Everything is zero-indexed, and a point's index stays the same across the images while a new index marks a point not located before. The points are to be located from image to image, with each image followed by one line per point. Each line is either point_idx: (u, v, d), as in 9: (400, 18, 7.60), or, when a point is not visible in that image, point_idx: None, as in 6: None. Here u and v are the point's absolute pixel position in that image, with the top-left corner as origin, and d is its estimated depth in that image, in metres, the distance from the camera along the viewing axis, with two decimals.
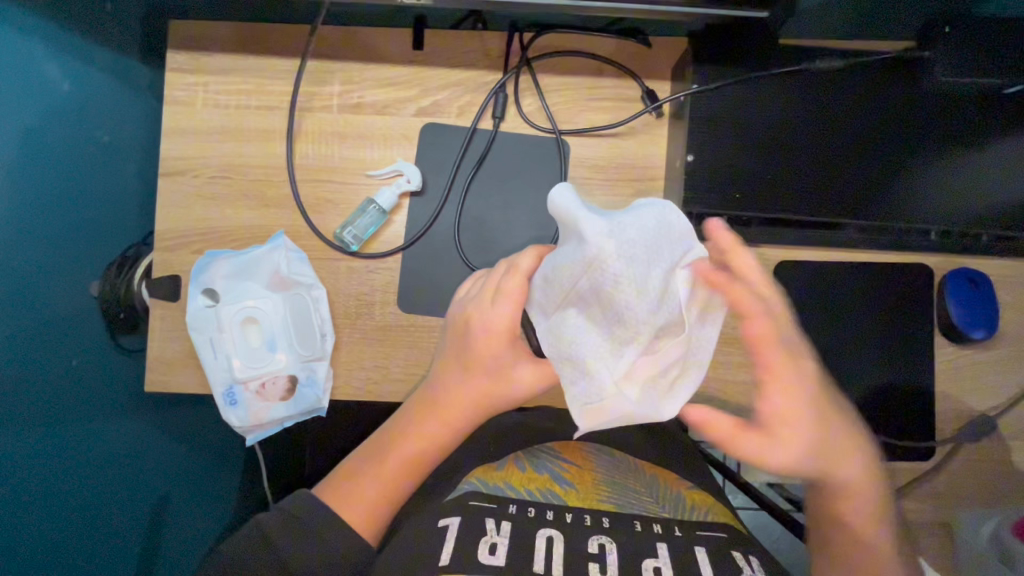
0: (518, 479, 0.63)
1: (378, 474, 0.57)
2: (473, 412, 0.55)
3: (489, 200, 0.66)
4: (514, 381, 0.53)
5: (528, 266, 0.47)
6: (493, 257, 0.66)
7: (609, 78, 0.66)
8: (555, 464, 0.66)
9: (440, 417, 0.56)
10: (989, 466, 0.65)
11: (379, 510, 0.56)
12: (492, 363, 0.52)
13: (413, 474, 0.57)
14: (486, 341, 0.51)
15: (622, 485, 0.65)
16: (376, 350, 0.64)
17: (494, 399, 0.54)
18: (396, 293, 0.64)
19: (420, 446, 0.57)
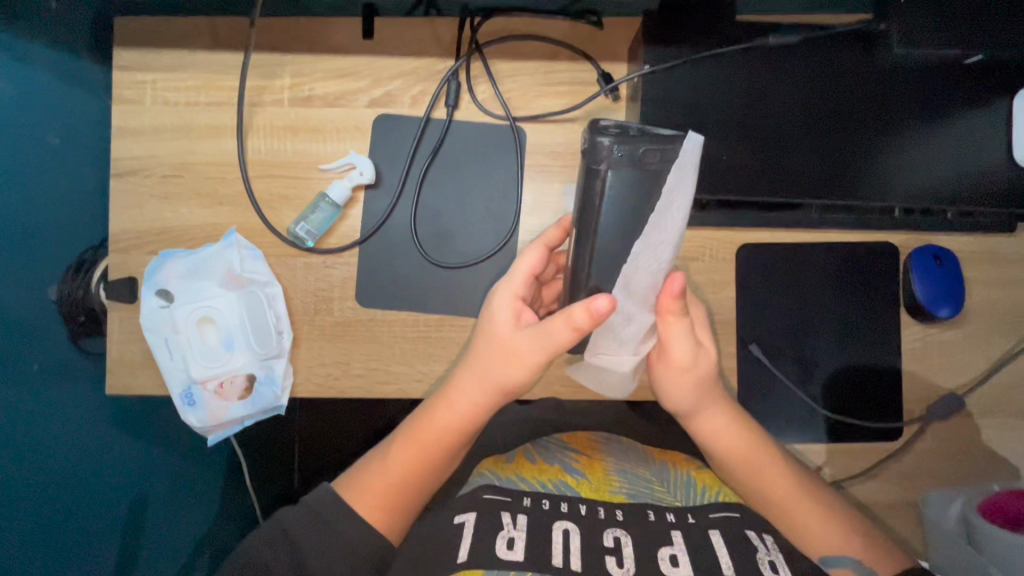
0: (531, 469, 0.65)
1: (387, 467, 0.56)
2: (487, 390, 0.55)
3: (445, 190, 0.65)
4: (519, 360, 0.52)
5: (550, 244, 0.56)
6: (449, 248, 0.65)
7: (563, 62, 0.64)
8: (564, 455, 0.68)
9: (447, 402, 0.56)
10: (959, 445, 0.65)
11: (392, 503, 0.56)
12: (498, 345, 0.53)
13: (423, 463, 0.56)
14: (490, 313, 0.54)
15: (633, 473, 0.65)
16: (337, 345, 0.64)
17: (502, 372, 0.53)
18: (354, 288, 0.64)
19: (428, 430, 0.56)
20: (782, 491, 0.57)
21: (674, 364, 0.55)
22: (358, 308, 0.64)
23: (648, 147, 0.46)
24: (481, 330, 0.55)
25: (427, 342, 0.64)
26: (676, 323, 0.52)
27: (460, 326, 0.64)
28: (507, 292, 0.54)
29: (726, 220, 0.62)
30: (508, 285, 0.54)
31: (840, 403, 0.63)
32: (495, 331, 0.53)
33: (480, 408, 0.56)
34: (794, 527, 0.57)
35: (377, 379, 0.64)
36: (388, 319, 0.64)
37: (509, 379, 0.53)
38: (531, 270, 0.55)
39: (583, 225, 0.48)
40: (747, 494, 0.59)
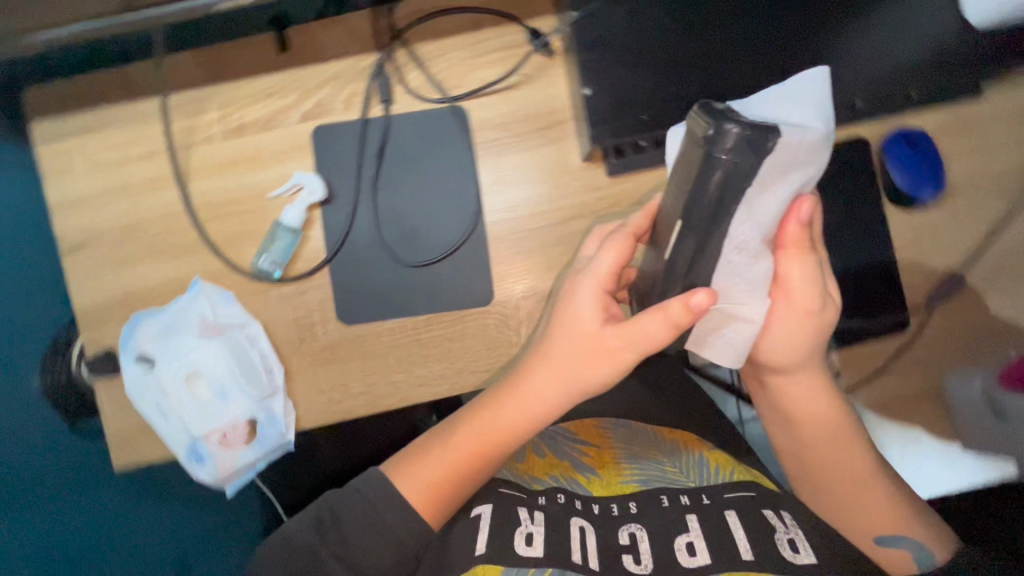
0: (542, 464, 0.64)
1: (447, 456, 0.54)
2: (564, 391, 0.52)
3: (401, 188, 0.63)
4: (586, 352, 0.50)
5: (637, 224, 0.53)
6: (420, 246, 0.63)
7: (488, 29, 0.62)
8: (574, 446, 0.66)
9: (519, 400, 0.53)
10: (971, 321, 0.63)
11: (441, 498, 0.54)
12: (570, 334, 0.51)
13: (481, 462, 0.54)
14: (573, 305, 0.52)
15: (645, 459, 0.64)
16: (331, 369, 0.62)
17: (586, 371, 0.50)
18: (333, 308, 0.62)
19: (494, 427, 0.54)
20: (835, 464, 0.55)
21: (782, 301, 0.48)
22: (344, 327, 0.62)
23: (770, 142, 0.35)
24: (560, 324, 0.52)
25: (420, 344, 0.63)
26: (801, 259, 0.46)
27: (450, 320, 0.63)
28: (590, 283, 0.51)
29: None
30: (597, 270, 0.51)
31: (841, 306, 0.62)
32: (580, 327, 0.51)
33: (553, 412, 0.53)
34: (842, 515, 0.55)
35: (380, 394, 0.63)
36: (376, 331, 0.62)
37: (589, 378, 0.50)
38: (620, 258, 0.51)
39: (692, 223, 0.41)
40: (809, 440, 0.55)
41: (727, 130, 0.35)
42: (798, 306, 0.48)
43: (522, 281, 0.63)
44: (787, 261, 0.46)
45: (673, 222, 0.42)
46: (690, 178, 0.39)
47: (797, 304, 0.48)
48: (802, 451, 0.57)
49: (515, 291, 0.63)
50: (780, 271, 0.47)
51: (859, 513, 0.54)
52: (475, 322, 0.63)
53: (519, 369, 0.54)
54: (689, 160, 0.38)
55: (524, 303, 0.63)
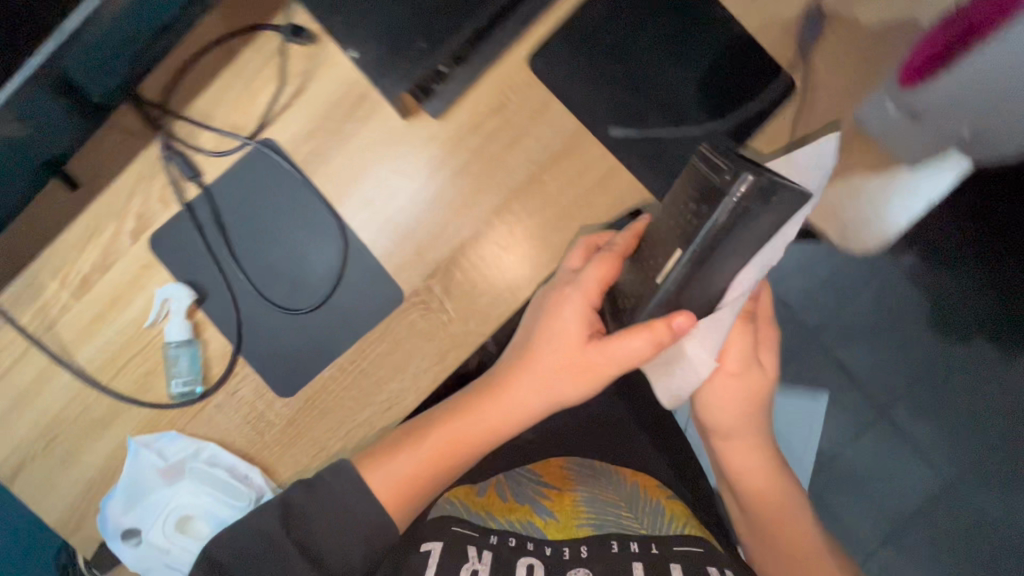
0: (501, 506, 0.69)
1: (424, 454, 0.57)
2: (547, 397, 0.57)
3: (258, 247, 0.60)
4: (546, 361, 0.56)
5: (624, 240, 0.55)
6: (307, 288, 0.60)
7: (244, 52, 0.58)
8: (536, 488, 0.71)
9: (491, 411, 0.58)
10: (853, 46, 0.57)
11: (415, 493, 0.57)
12: (539, 341, 0.57)
13: (452, 459, 0.58)
14: (558, 316, 0.56)
15: (602, 503, 0.69)
16: (302, 441, 0.61)
17: (569, 383, 0.56)
18: (270, 388, 0.61)
19: (478, 425, 0.58)
20: (761, 477, 0.65)
21: (717, 376, 0.63)
22: (290, 400, 0.61)
23: (786, 193, 0.42)
24: (545, 334, 0.56)
25: (365, 375, 0.61)
26: (741, 329, 0.60)
27: (378, 338, 0.60)
28: (578, 299, 0.56)
29: (492, 52, 0.57)
30: (585, 284, 0.55)
31: (720, 107, 0.58)
32: (567, 340, 0.56)
33: (527, 419, 0.58)
34: (789, 559, 0.62)
35: (361, 438, 0.62)
36: (320, 387, 0.61)
37: (570, 391, 0.56)
38: (603, 279, 0.55)
39: (692, 257, 0.46)
40: (747, 486, 0.65)
41: (751, 180, 0.42)
42: (724, 371, 0.63)
43: (419, 264, 0.60)
44: (732, 346, 0.62)
45: (671, 250, 0.48)
46: (696, 199, 0.46)
47: (723, 368, 0.63)
48: (758, 517, 0.65)
49: (418, 276, 0.60)
50: (722, 353, 0.62)
51: (771, 518, 0.64)
52: (400, 325, 0.60)
53: (497, 382, 0.58)
54: (699, 181, 0.46)
55: (433, 282, 0.60)
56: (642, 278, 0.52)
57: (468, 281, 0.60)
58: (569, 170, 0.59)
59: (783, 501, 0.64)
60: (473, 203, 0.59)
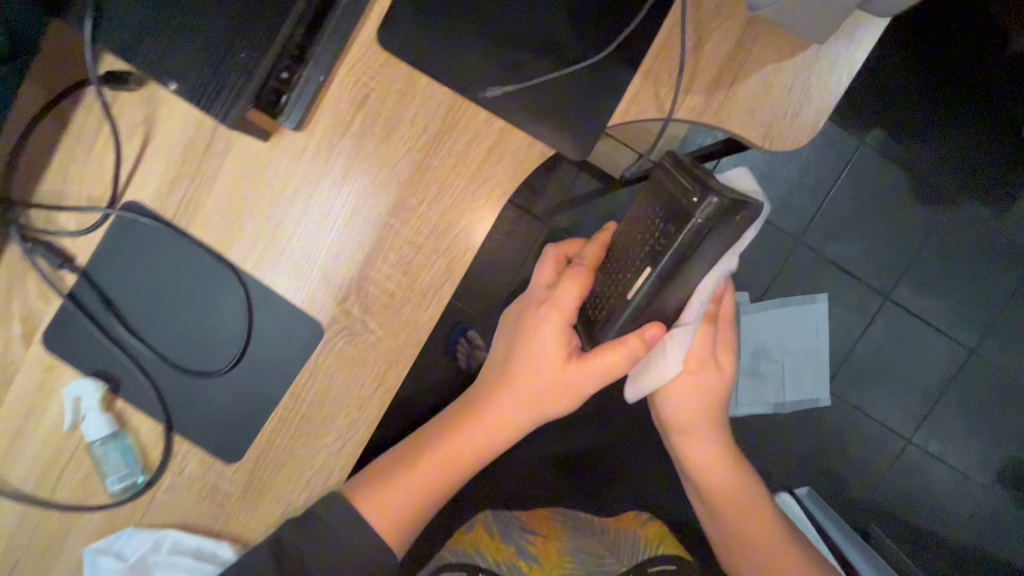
0: (493, 546, 0.70)
1: (423, 475, 0.59)
2: (531, 414, 0.60)
3: (156, 316, 0.55)
4: (530, 375, 0.60)
5: (593, 256, 0.61)
6: (221, 345, 0.55)
7: (76, 116, 0.53)
8: (525, 535, 0.73)
9: (486, 429, 0.60)
10: None
11: (415, 513, 0.58)
12: (522, 358, 0.60)
13: (450, 476, 0.60)
14: (537, 336, 0.60)
15: (585, 548, 0.73)
16: (265, 502, 0.58)
17: (550, 401, 0.60)
18: (215, 457, 0.57)
19: (469, 443, 0.60)
20: (739, 498, 0.69)
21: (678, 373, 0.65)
22: (239, 464, 0.57)
23: (744, 211, 0.49)
24: (529, 350, 0.60)
25: (309, 417, 0.57)
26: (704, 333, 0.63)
27: (309, 376, 0.56)
28: (555, 317, 0.60)
29: (335, 42, 0.51)
30: (561, 301, 0.60)
31: (602, 31, 0.52)
32: (545, 358, 0.60)
33: (518, 429, 0.61)
34: (741, 525, 0.69)
35: (325, 483, 0.58)
36: (267, 443, 0.57)
37: (551, 407, 0.60)
38: (576, 297, 0.60)
39: (659, 277, 0.52)
40: (711, 481, 0.69)
41: (714, 200, 0.49)
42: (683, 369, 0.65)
43: (328, 288, 0.55)
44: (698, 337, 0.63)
45: (642, 267, 0.54)
46: (663, 217, 0.53)
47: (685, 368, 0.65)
48: (717, 510, 0.70)
49: (331, 301, 0.55)
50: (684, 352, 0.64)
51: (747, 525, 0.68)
52: (327, 357, 0.56)
53: (486, 399, 0.61)
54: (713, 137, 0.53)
55: (349, 304, 0.55)
56: (613, 291, 0.57)
57: (385, 292, 0.55)
58: (456, 147, 0.54)
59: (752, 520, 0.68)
60: (365, 209, 0.54)
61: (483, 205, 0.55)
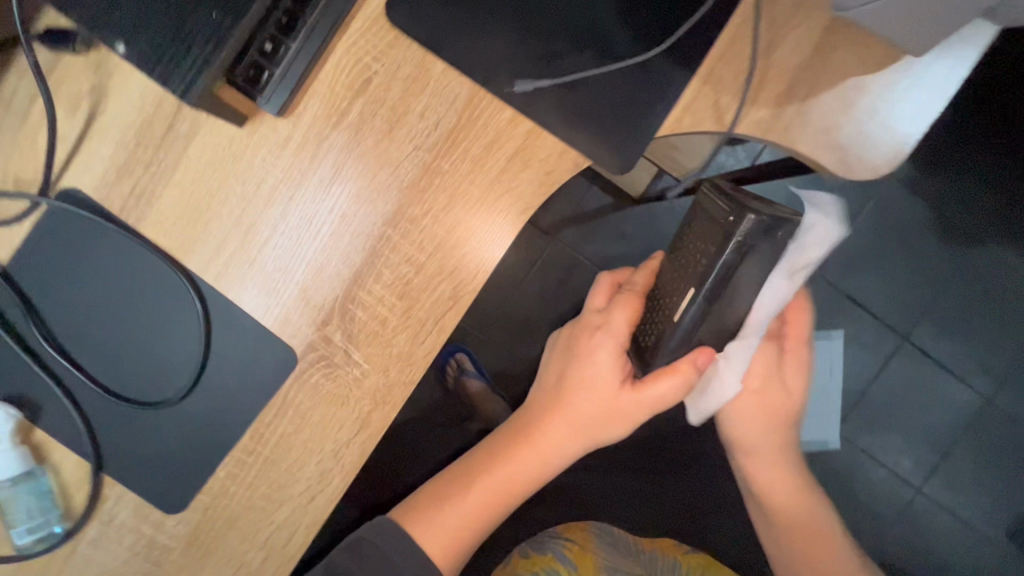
0: (527, 561, 0.67)
1: (470, 500, 0.56)
2: (584, 441, 0.56)
3: (92, 331, 0.45)
4: (581, 402, 0.55)
5: (641, 282, 0.57)
6: (169, 369, 0.45)
7: (11, 84, 0.43)
8: (560, 542, 0.68)
9: (532, 457, 0.56)
10: None
11: (461, 544, 0.55)
12: (571, 384, 0.56)
13: (500, 503, 0.56)
14: (592, 360, 0.56)
15: (621, 560, 0.68)
16: (213, 561, 0.48)
17: (603, 429, 0.55)
18: (153, 505, 0.47)
19: (518, 471, 0.56)
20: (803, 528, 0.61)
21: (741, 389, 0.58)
22: (184, 515, 0.47)
23: (786, 227, 0.44)
24: (578, 375, 0.56)
25: (272, 463, 0.47)
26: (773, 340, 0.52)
27: (276, 413, 0.46)
28: (610, 345, 0.56)
29: (331, 10, 0.42)
30: (612, 328, 0.56)
31: (654, 19, 0.43)
32: (601, 385, 0.55)
33: (568, 455, 0.56)
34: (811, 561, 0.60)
35: (286, 542, 0.48)
36: (219, 491, 0.47)
37: (603, 435, 0.56)
38: (626, 322, 0.55)
39: (705, 295, 0.46)
40: (773, 504, 0.62)
41: (751, 220, 0.43)
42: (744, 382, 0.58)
43: (306, 309, 0.45)
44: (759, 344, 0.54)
45: (684, 290, 0.48)
46: (705, 242, 0.47)
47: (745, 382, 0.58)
48: (780, 537, 0.62)
49: (309, 324, 0.45)
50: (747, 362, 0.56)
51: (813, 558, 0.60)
52: (298, 392, 0.46)
53: (533, 422, 0.57)
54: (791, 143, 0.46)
55: (331, 329, 0.46)
56: (660, 312, 0.52)
57: (375, 318, 0.45)
58: (472, 148, 0.44)
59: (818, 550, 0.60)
60: (357, 216, 0.45)
61: (500, 219, 0.45)
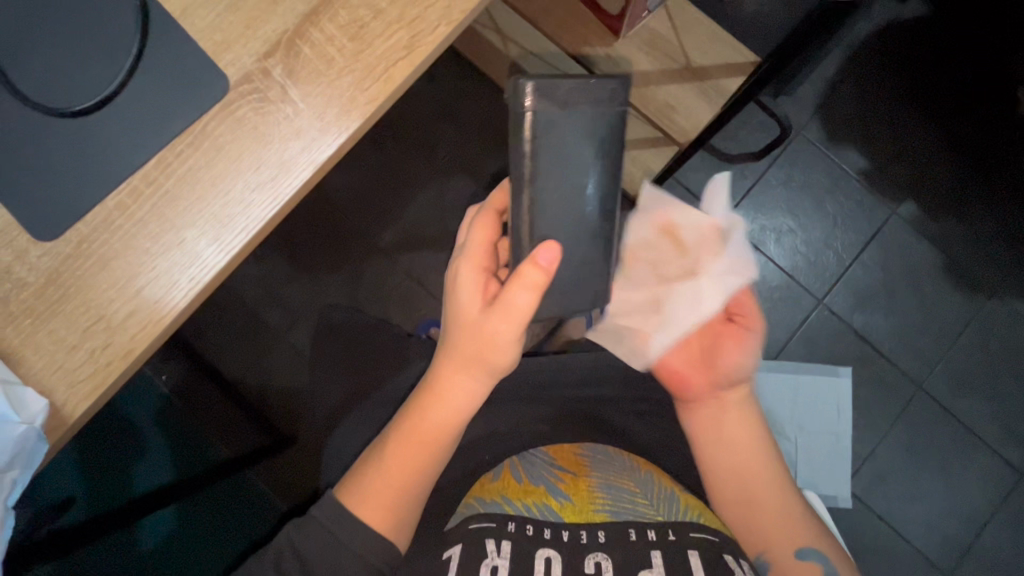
0: (516, 489, 0.58)
1: (383, 462, 0.54)
2: (478, 375, 0.53)
3: (9, 20, 0.41)
4: (457, 339, 0.53)
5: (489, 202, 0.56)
6: (88, 78, 0.41)
7: None
8: (550, 469, 0.60)
9: (426, 404, 0.54)
10: None
11: (395, 505, 0.53)
12: (450, 327, 0.54)
13: (418, 456, 0.54)
14: (457, 305, 0.54)
15: (617, 485, 0.59)
16: (68, 306, 0.40)
17: (488, 355, 0.52)
18: (21, 227, 0.40)
19: (418, 424, 0.54)
20: (770, 502, 0.58)
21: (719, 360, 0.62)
22: (52, 245, 0.40)
23: (565, 86, 0.47)
24: (453, 316, 0.54)
25: (170, 199, 0.41)
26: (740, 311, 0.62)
27: (191, 142, 0.41)
28: (472, 272, 0.54)
29: None
30: (468, 256, 0.55)
31: None
32: (472, 318, 0.52)
33: (465, 397, 0.54)
34: (751, 515, 0.57)
35: (164, 297, 0.40)
36: (103, 222, 0.40)
37: (491, 364, 0.52)
38: (481, 245, 0.55)
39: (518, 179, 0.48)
40: (732, 466, 0.59)
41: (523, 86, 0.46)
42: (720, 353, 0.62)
43: (251, 39, 0.42)
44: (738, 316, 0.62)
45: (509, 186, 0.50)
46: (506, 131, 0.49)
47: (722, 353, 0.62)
48: (746, 500, 0.58)
49: (251, 55, 0.42)
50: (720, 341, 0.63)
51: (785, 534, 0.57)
52: (221, 123, 0.41)
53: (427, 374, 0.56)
54: None
55: (272, 63, 0.42)
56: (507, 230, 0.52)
57: (321, 56, 0.42)
58: None
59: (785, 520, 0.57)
60: None
61: None
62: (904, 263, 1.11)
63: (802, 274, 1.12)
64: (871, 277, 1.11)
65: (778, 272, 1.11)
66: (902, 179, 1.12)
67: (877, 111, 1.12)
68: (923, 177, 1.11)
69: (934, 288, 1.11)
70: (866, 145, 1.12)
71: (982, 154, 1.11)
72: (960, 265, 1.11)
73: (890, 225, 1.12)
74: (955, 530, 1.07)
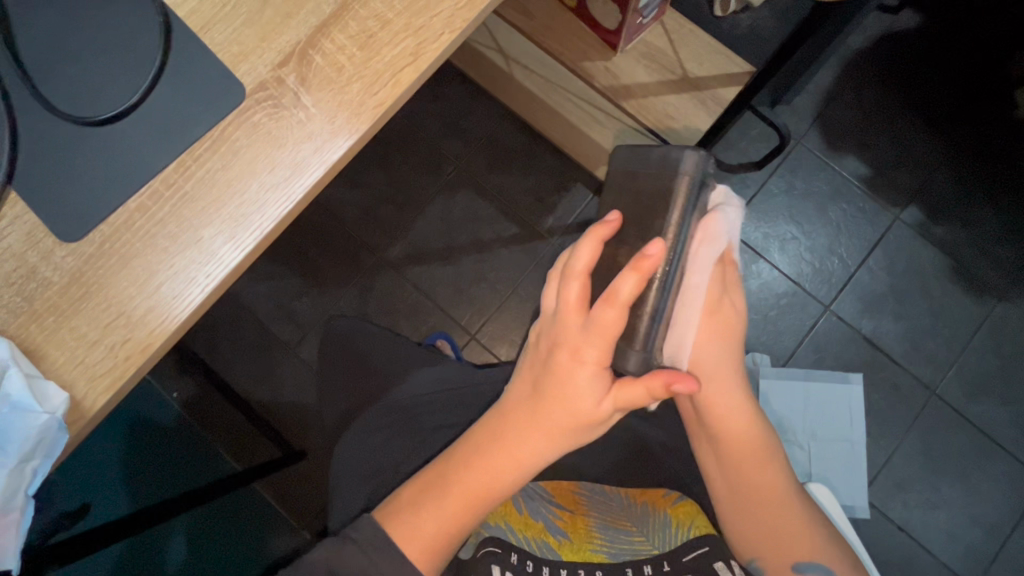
0: (518, 521, 0.57)
1: (440, 513, 0.48)
2: (557, 450, 0.47)
3: (44, 38, 0.44)
4: (554, 411, 0.46)
5: (584, 263, 0.46)
6: (114, 90, 0.44)
7: None
8: (549, 505, 0.59)
9: (493, 470, 0.47)
10: None
11: (445, 546, 0.48)
12: (546, 391, 0.46)
13: (474, 513, 0.48)
14: (569, 378, 0.45)
15: (615, 526, 0.57)
16: (87, 304, 0.41)
17: (581, 434, 0.46)
18: (48, 229, 0.42)
19: (487, 483, 0.47)
20: (755, 481, 0.53)
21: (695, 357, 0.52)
22: (77, 246, 0.42)
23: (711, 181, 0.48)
24: (551, 383, 0.46)
25: (188, 201, 0.43)
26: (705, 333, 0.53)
27: (208, 146, 0.43)
28: (594, 359, 0.44)
29: None
30: (597, 340, 0.44)
31: None
32: (579, 401, 0.45)
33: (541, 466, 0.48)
34: (773, 545, 0.52)
35: (181, 289, 0.42)
36: (124, 223, 0.42)
37: (580, 439, 0.47)
38: (615, 332, 0.44)
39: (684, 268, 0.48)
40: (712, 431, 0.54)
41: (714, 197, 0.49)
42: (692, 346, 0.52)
43: (267, 51, 0.44)
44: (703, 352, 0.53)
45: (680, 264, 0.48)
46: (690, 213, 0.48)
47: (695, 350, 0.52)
48: (730, 471, 0.53)
49: (266, 65, 0.44)
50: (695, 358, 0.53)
51: (768, 509, 0.52)
52: (237, 128, 0.43)
53: (503, 433, 0.47)
54: None
55: (285, 72, 0.44)
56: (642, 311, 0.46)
57: (332, 64, 0.44)
58: None
59: (766, 498, 0.52)
60: None
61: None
62: (911, 267, 1.11)
63: (808, 281, 1.11)
64: (879, 282, 1.11)
65: (784, 280, 1.11)
66: (904, 184, 1.13)
67: (875, 118, 1.13)
68: (924, 180, 1.12)
69: (941, 292, 1.10)
70: (864, 153, 1.13)
71: (983, 161, 1.12)
72: (967, 269, 1.11)
73: (895, 231, 1.12)
74: (976, 543, 1.04)
